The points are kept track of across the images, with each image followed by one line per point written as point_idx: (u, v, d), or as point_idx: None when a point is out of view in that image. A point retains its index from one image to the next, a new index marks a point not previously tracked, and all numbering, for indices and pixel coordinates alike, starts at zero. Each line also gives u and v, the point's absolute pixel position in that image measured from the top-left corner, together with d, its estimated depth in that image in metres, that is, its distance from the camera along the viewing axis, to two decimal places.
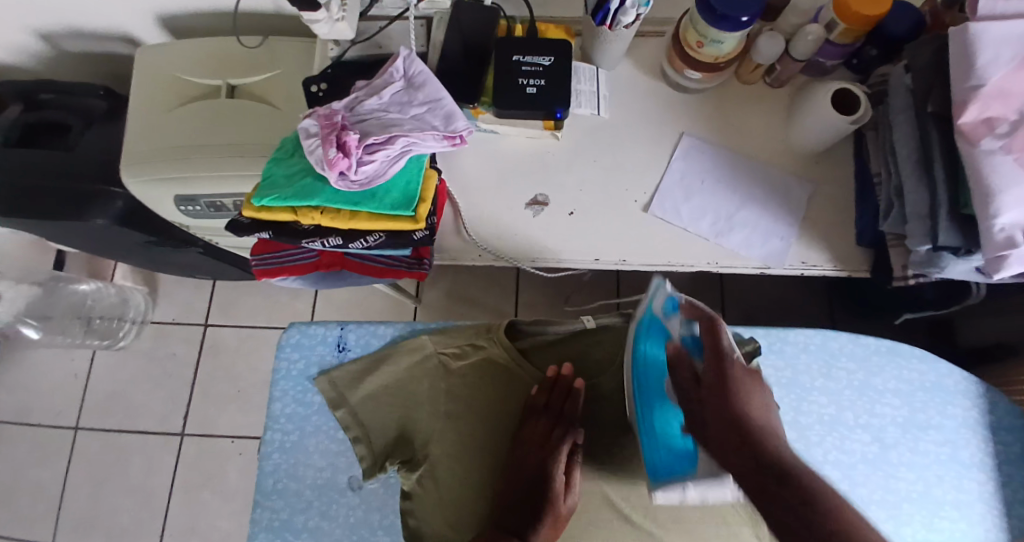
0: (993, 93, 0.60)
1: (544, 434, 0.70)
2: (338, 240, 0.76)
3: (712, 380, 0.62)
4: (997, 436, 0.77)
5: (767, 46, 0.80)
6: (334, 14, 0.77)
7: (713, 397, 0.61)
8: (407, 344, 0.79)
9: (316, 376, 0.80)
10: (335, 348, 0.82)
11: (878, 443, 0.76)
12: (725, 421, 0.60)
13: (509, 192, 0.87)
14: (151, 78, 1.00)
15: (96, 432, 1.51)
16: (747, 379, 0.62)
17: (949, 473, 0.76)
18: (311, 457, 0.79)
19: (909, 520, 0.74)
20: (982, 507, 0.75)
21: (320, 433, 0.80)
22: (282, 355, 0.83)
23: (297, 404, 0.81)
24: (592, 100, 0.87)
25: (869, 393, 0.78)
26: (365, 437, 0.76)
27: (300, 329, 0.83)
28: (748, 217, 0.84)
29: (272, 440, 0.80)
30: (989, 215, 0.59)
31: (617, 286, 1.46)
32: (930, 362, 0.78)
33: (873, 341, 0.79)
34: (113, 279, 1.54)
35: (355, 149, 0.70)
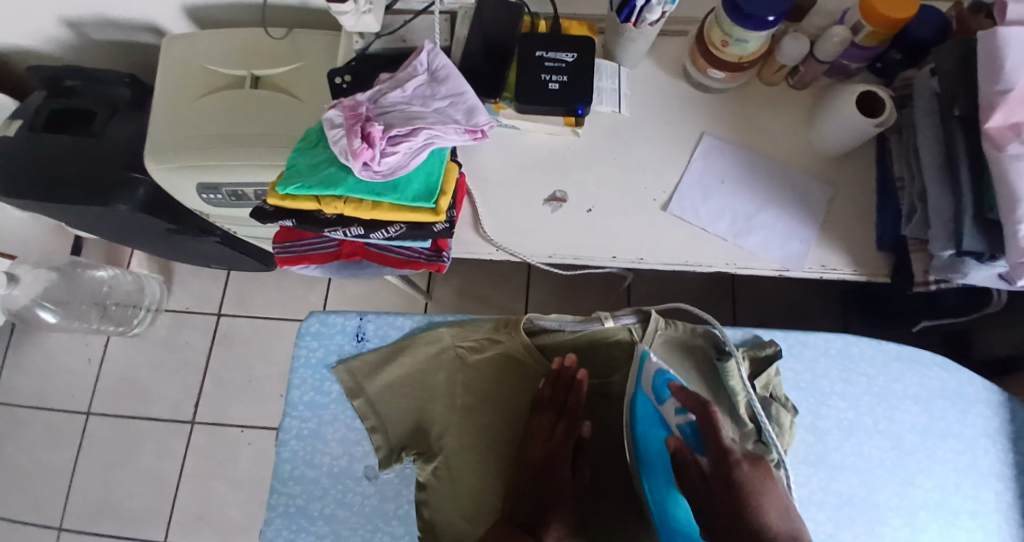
0: (1022, 97, 0.60)
1: (551, 428, 0.70)
2: (360, 231, 0.78)
3: (721, 480, 0.55)
4: (1016, 446, 0.77)
5: (791, 47, 0.80)
6: (361, 7, 0.78)
7: (728, 502, 0.53)
8: (424, 335, 0.79)
9: (335, 365, 0.81)
10: (354, 338, 0.83)
11: (896, 449, 0.76)
12: (742, 532, 0.52)
13: (529, 188, 0.87)
14: (176, 67, 1.01)
15: (109, 416, 1.53)
16: (757, 475, 0.55)
17: (967, 482, 0.75)
18: (328, 445, 0.80)
19: (925, 528, 0.74)
20: (999, 516, 0.74)
21: (337, 421, 0.81)
22: (302, 343, 0.83)
23: (315, 393, 0.82)
24: (614, 97, 0.87)
25: (889, 399, 0.77)
26: (382, 428, 0.77)
27: (319, 318, 0.84)
28: (767, 219, 0.84)
29: (290, 427, 0.81)
30: (1015, 220, 0.58)
31: (629, 287, 1.46)
32: (951, 370, 0.78)
33: (893, 347, 0.79)
34: (129, 267, 1.55)
35: (379, 140, 0.70)
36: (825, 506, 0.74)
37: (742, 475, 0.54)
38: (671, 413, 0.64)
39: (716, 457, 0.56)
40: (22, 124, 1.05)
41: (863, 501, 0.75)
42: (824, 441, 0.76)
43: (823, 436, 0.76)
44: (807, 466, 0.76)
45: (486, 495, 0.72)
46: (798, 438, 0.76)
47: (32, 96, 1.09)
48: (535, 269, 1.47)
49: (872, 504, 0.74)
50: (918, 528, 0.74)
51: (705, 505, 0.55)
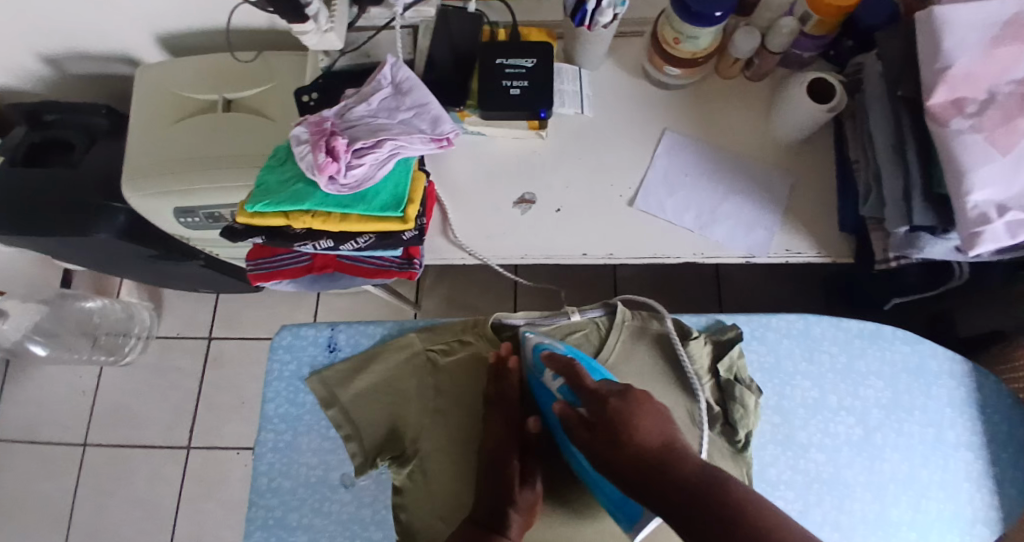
0: (961, 75, 0.60)
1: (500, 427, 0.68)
2: (329, 242, 0.78)
3: (594, 419, 0.54)
4: (984, 416, 0.78)
5: (743, 42, 0.82)
6: (322, 25, 0.79)
7: (601, 436, 0.52)
8: (394, 343, 0.82)
9: (308, 376, 0.82)
10: (326, 348, 0.84)
11: (862, 426, 0.77)
12: (613, 456, 0.51)
13: (497, 193, 0.89)
14: (151, 95, 1.03)
15: (103, 444, 1.53)
16: (625, 402, 0.53)
17: (935, 454, 0.76)
18: (303, 456, 0.81)
19: (895, 501, 0.75)
20: (969, 486, 0.76)
21: (312, 431, 0.82)
22: (275, 356, 0.85)
23: (290, 405, 0.83)
24: (576, 99, 0.90)
25: (852, 376, 0.78)
26: (357, 434, 0.78)
27: (292, 331, 0.85)
28: (730, 209, 0.86)
29: (266, 440, 0.81)
30: (962, 193, 0.59)
31: (614, 286, 1.48)
32: (913, 345, 0.79)
33: (855, 325, 0.80)
34: (119, 296, 1.57)
35: (344, 153, 0.72)
36: (794, 485, 0.75)
37: (609, 410, 0.53)
38: (551, 381, 0.65)
39: (592, 403, 0.55)
40: (3, 159, 1.07)
41: (832, 478, 0.75)
42: (790, 421, 0.77)
43: (789, 416, 0.77)
44: (774, 446, 0.77)
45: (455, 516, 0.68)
46: (764, 419, 0.77)
47: (13, 132, 1.11)
48: (520, 273, 1.49)
49: (841, 482, 0.75)
50: (889, 502, 0.75)
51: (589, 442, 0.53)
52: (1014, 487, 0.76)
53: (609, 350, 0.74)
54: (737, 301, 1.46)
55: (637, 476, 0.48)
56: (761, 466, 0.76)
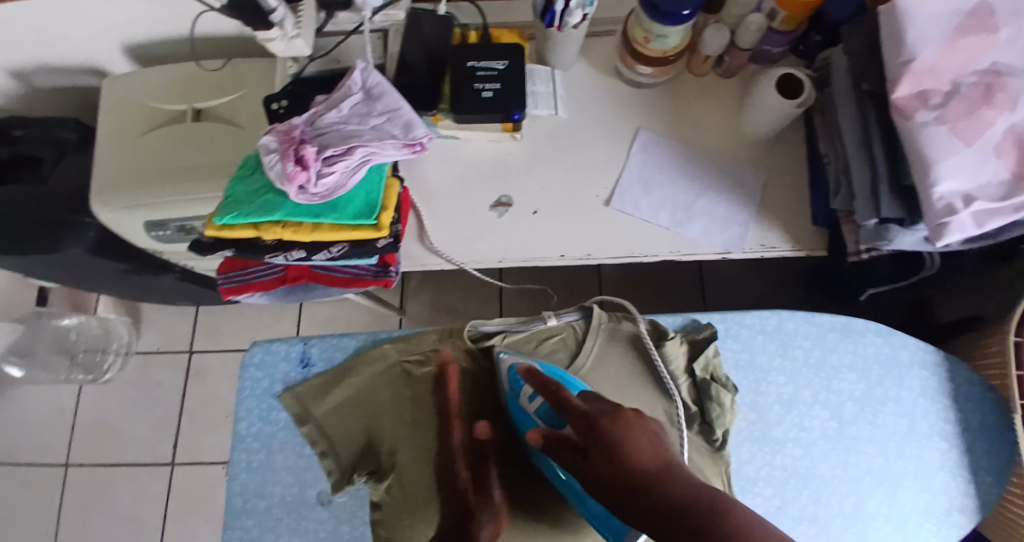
0: (925, 67, 0.61)
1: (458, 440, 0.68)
2: (302, 254, 0.77)
3: (587, 439, 0.53)
4: (957, 405, 0.78)
5: (713, 39, 0.82)
6: (288, 32, 0.78)
7: (595, 456, 0.52)
8: (366, 355, 0.78)
9: (281, 393, 0.78)
10: (299, 364, 0.80)
11: (837, 419, 0.77)
12: (606, 477, 0.50)
13: (472, 197, 0.88)
14: (117, 107, 1.01)
15: (85, 463, 1.50)
16: (614, 419, 0.54)
17: (909, 444, 0.77)
18: (278, 474, 0.77)
19: (870, 493, 0.75)
20: (943, 475, 0.76)
21: (287, 449, 0.78)
22: (246, 374, 0.80)
23: (263, 423, 0.79)
24: (549, 100, 0.89)
25: (825, 370, 0.79)
26: (332, 451, 0.74)
27: (263, 347, 0.81)
28: (705, 206, 0.86)
29: (239, 460, 0.78)
30: (929, 185, 0.59)
31: (599, 285, 1.48)
32: (884, 336, 0.79)
33: (828, 319, 0.80)
34: (96, 312, 1.55)
35: (313, 162, 0.70)
36: (772, 481, 0.76)
37: (603, 431, 0.53)
38: (527, 403, 0.65)
39: (583, 423, 0.55)
40: None
41: (808, 472, 0.76)
42: (766, 417, 0.77)
43: (765, 412, 0.78)
44: (751, 443, 0.77)
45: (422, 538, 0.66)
46: (739, 415, 0.78)
47: None
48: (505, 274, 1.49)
49: (818, 476, 0.76)
50: (864, 495, 0.75)
51: (580, 461, 0.53)
52: (988, 474, 0.77)
53: (587, 354, 0.74)
54: (720, 296, 1.46)
55: (632, 498, 0.48)
56: (739, 463, 0.76)
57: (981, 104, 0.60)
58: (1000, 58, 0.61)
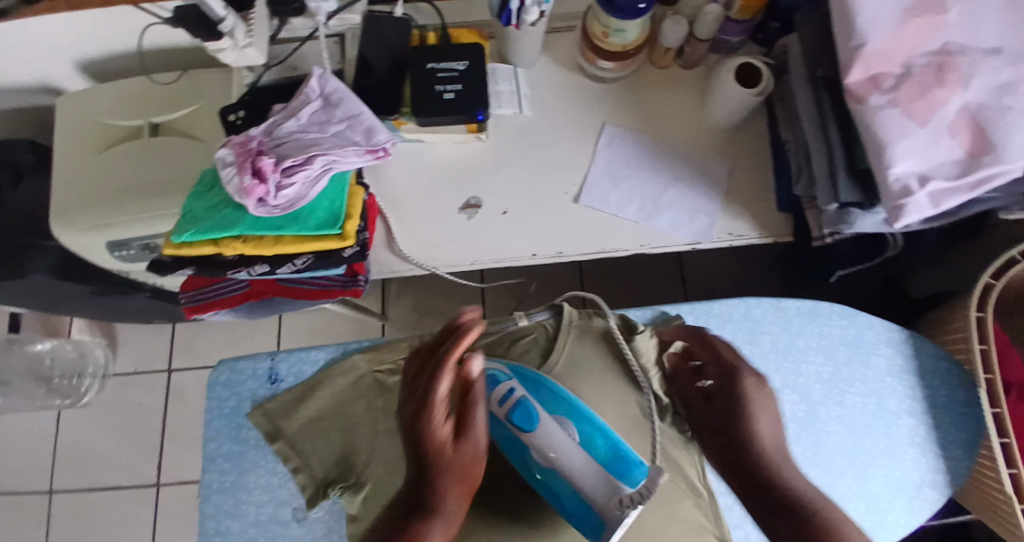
0: (876, 51, 0.61)
1: (437, 402, 0.51)
2: (265, 268, 0.76)
3: (727, 392, 0.66)
4: (924, 383, 0.78)
5: (671, 31, 0.82)
6: (239, 41, 0.77)
7: (727, 410, 0.65)
8: (336, 367, 0.72)
9: (249, 411, 0.72)
10: (268, 381, 0.74)
11: (806, 401, 0.76)
12: (728, 433, 0.64)
13: (440, 201, 0.88)
14: (70, 125, 0.99)
15: (69, 489, 1.48)
16: (758, 390, 0.65)
17: (878, 423, 0.76)
18: (252, 494, 0.71)
19: (842, 472, 0.74)
20: (913, 451, 0.76)
21: (259, 467, 0.72)
22: (212, 394, 0.74)
23: (233, 442, 0.73)
24: (513, 99, 0.89)
25: (794, 353, 0.78)
26: (307, 467, 0.69)
27: (229, 365, 0.75)
28: (673, 197, 0.86)
29: (209, 482, 0.72)
30: (885, 167, 0.61)
31: (580, 279, 1.48)
32: (849, 317, 0.79)
33: (793, 304, 0.79)
34: (71, 335, 1.50)
35: (271, 174, 0.70)
36: None
37: (739, 391, 0.65)
38: (491, 402, 0.62)
39: (722, 382, 0.67)
40: None
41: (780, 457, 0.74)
42: None
43: None
44: None
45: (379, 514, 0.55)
46: None
47: None
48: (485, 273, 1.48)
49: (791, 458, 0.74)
50: (836, 474, 0.74)
51: (704, 408, 0.68)
52: (957, 448, 0.77)
53: (559, 351, 0.73)
54: (701, 285, 1.47)
55: (753, 466, 0.61)
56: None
57: (933, 85, 0.61)
58: (951, 39, 0.62)
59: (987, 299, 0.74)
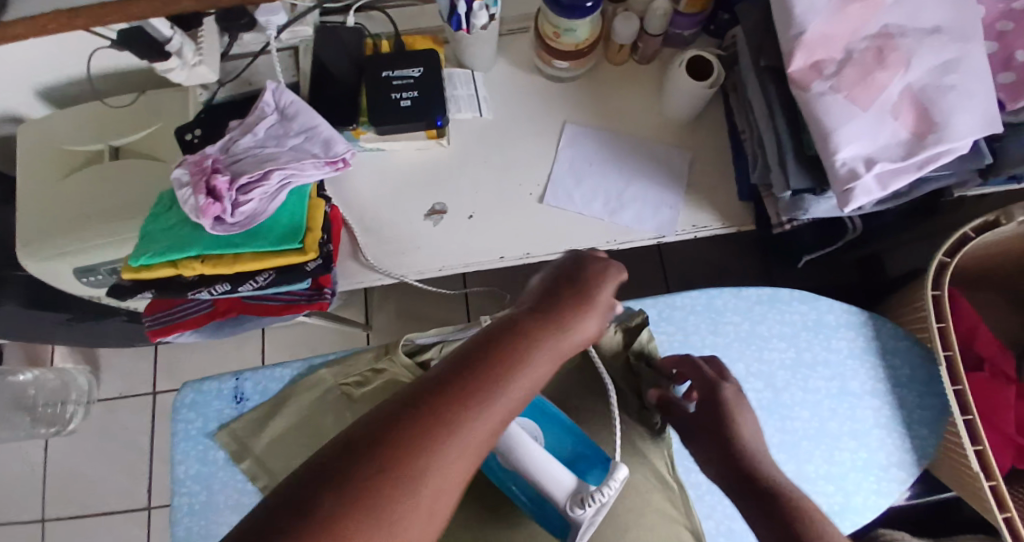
0: (817, 37, 0.62)
1: (607, 293, 0.51)
2: (225, 287, 0.76)
3: (710, 399, 0.67)
4: (886, 361, 0.79)
5: (622, 27, 0.82)
6: (189, 60, 0.77)
7: (712, 415, 0.66)
8: (304, 382, 0.69)
9: (216, 432, 0.69)
10: (233, 400, 0.71)
11: (770, 387, 0.77)
12: (713, 437, 0.65)
13: (405, 207, 0.87)
14: (27, 154, 0.98)
15: (62, 517, 1.47)
16: (736, 396, 0.66)
17: (841, 405, 0.77)
18: (222, 515, 0.68)
19: (809, 456, 0.75)
20: (879, 431, 0.77)
21: (227, 487, 0.68)
22: (178, 417, 0.70)
23: (200, 464, 0.69)
24: (472, 102, 0.88)
25: (756, 341, 0.78)
26: (276, 484, 0.66)
27: (194, 387, 0.71)
28: (636, 192, 0.87)
29: (180, 505, 0.68)
30: (832, 151, 0.62)
31: None
32: (809, 302, 0.80)
33: (754, 292, 0.80)
34: (53, 363, 1.51)
35: (226, 192, 0.69)
36: None
37: (722, 396, 0.66)
38: None
39: (704, 389, 0.68)
40: None
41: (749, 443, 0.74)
42: None
43: None
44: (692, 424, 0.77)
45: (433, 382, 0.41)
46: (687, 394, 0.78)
47: None
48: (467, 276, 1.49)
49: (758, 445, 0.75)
50: (803, 459, 0.75)
51: (687, 414, 0.68)
52: (923, 426, 0.77)
53: None
54: (682, 276, 1.48)
55: (737, 465, 0.62)
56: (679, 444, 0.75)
57: (874, 68, 0.62)
58: (890, 21, 0.63)
59: (943, 276, 0.78)
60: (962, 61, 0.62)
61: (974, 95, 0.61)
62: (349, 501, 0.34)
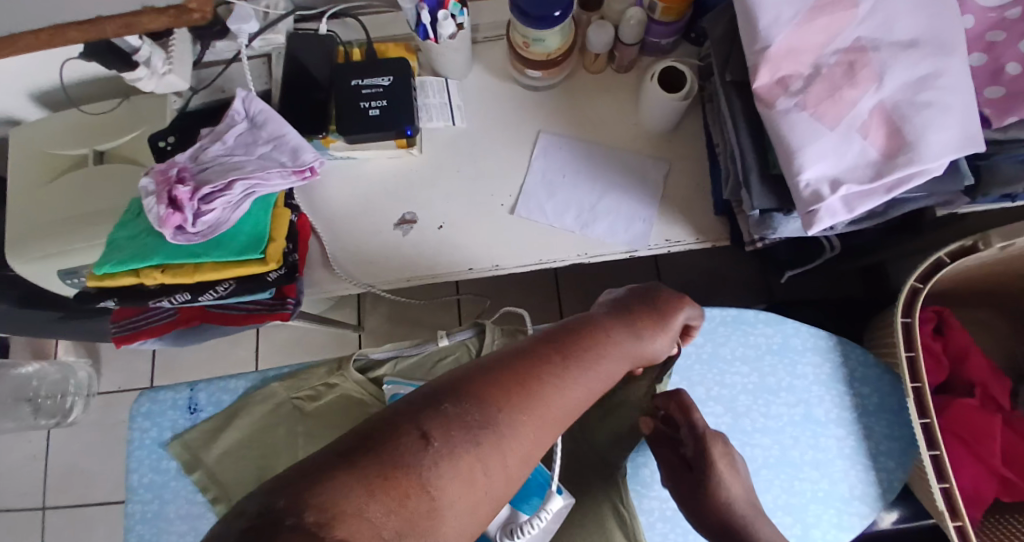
0: (782, 51, 0.60)
1: (676, 321, 0.63)
2: (186, 296, 0.76)
3: (700, 460, 0.66)
4: (854, 389, 0.78)
5: (596, 36, 0.81)
6: (158, 68, 0.78)
7: (703, 479, 0.66)
8: (258, 394, 0.72)
9: (169, 442, 0.72)
10: (187, 411, 0.73)
11: (731, 412, 0.76)
12: (705, 503, 0.66)
13: (375, 217, 0.86)
14: (14, 159, 0.97)
15: (62, 506, 1.50)
16: (723, 455, 0.67)
17: (805, 433, 0.76)
18: (172, 524, 0.71)
19: (769, 486, 0.74)
20: (843, 464, 0.75)
21: (179, 498, 0.71)
22: (134, 425, 0.73)
23: (154, 473, 0.72)
24: (444, 111, 0.87)
25: (718, 364, 0.78)
26: (225, 496, 0.69)
27: (149, 396, 0.74)
28: (610, 204, 0.85)
29: (133, 512, 0.71)
30: (795, 171, 0.59)
31: (556, 283, 1.47)
32: (775, 325, 0.79)
33: (718, 312, 0.79)
34: (57, 356, 1.53)
35: (187, 202, 0.69)
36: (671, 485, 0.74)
37: (712, 456, 0.66)
38: None
39: (694, 446, 0.67)
40: None
41: None
42: None
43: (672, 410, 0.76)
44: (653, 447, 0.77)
45: (517, 360, 0.51)
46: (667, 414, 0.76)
47: None
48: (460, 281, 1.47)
49: None
50: (762, 487, 0.74)
51: (678, 470, 0.68)
52: (890, 457, 0.76)
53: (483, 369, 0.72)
54: (679, 284, 1.45)
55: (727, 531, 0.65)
56: (636, 469, 0.75)
57: (843, 84, 0.59)
58: (862, 34, 0.60)
59: (914, 303, 0.75)
60: (939, 76, 0.59)
61: (951, 111, 0.58)
62: (449, 435, 0.44)
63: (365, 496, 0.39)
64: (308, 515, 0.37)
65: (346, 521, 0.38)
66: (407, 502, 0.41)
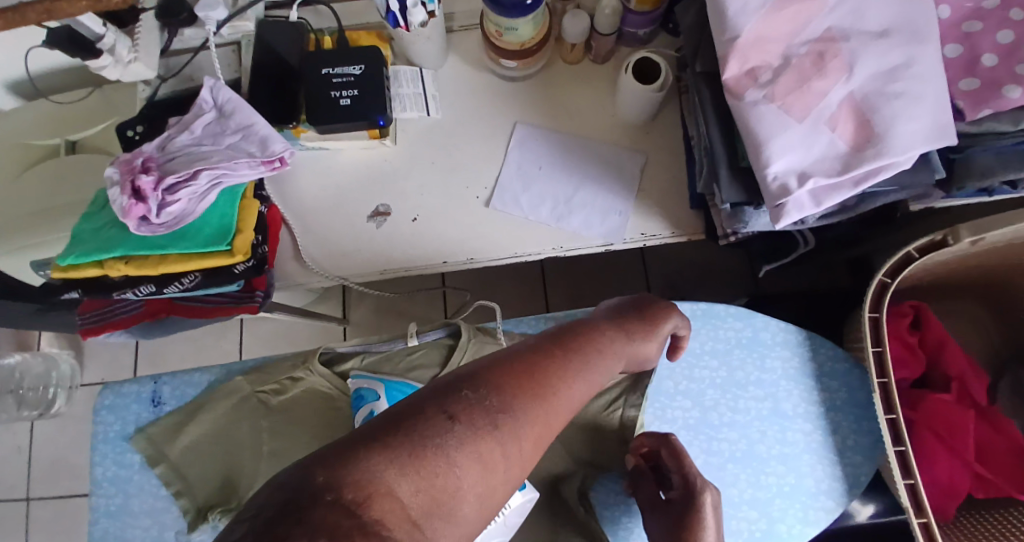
0: (751, 41, 0.59)
1: (668, 327, 0.63)
2: (151, 288, 0.75)
3: (682, 501, 0.66)
4: (823, 384, 0.78)
5: (570, 26, 0.79)
6: (122, 57, 0.76)
7: (680, 519, 0.66)
8: (222, 389, 0.74)
9: (132, 435, 0.74)
10: (150, 404, 0.76)
11: (699, 407, 0.77)
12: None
13: (348, 208, 0.85)
14: None
15: (47, 499, 1.49)
16: (707, 503, 0.66)
17: (772, 428, 0.76)
18: (137, 518, 0.73)
19: (734, 480, 0.75)
20: (810, 458, 0.76)
21: (143, 492, 0.73)
22: (98, 419, 0.76)
23: (118, 467, 0.74)
24: (419, 102, 0.85)
25: (688, 358, 0.78)
26: (188, 490, 0.71)
27: (113, 390, 0.76)
28: (585, 197, 0.84)
29: (97, 506, 0.73)
30: (763, 164, 0.59)
31: (542, 275, 1.46)
32: (745, 319, 0.79)
33: (689, 306, 0.79)
34: (40, 348, 1.51)
35: (151, 192, 0.67)
36: None
37: (696, 503, 0.65)
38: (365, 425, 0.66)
39: (681, 488, 0.67)
40: None
41: None
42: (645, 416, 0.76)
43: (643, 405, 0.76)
44: None
45: (526, 351, 0.49)
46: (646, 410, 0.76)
47: None
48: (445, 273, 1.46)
49: None
50: (728, 482, 0.75)
51: (661, 507, 0.69)
52: (857, 452, 0.77)
53: (451, 370, 0.71)
54: (665, 277, 1.44)
55: None
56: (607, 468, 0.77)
57: (811, 75, 0.58)
58: (833, 23, 0.59)
59: (882, 298, 0.75)
60: (910, 67, 0.58)
61: (922, 102, 0.57)
62: (472, 417, 0.41)
63: (395, 476, 0.37)
64: (346, 493, 0.35)
65: (378, 502, 0.36)
66: (434, 484, 0.38)
